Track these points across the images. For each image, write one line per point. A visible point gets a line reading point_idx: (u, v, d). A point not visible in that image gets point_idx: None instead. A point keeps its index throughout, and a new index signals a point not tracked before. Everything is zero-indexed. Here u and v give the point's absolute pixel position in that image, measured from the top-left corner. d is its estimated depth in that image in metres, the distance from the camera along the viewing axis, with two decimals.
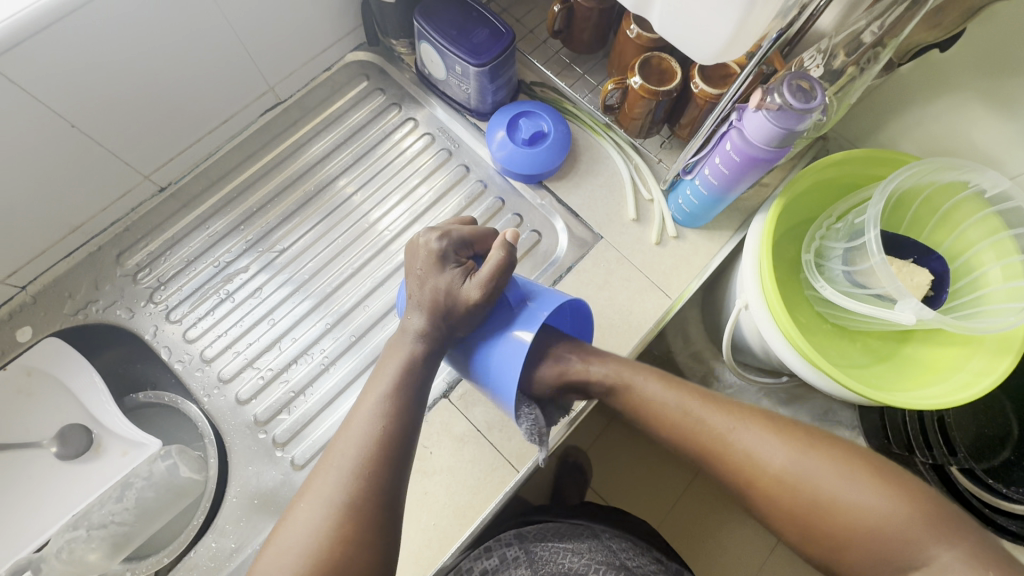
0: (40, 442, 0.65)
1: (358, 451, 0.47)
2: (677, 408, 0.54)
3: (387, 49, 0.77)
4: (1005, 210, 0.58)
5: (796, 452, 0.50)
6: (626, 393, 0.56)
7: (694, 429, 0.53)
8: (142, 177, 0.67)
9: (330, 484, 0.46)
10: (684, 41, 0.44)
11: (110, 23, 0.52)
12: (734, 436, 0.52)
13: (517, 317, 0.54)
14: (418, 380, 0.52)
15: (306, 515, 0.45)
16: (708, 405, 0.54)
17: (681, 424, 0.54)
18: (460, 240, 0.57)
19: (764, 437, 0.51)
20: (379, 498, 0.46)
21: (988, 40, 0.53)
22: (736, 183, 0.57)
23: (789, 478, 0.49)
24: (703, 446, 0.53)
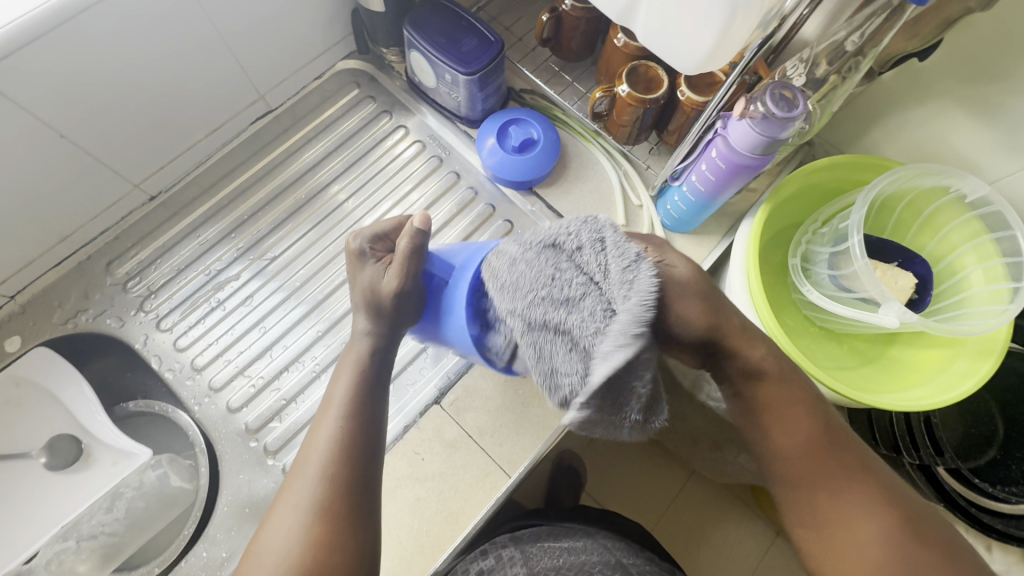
0: (28, 452, 0.65)
1: (325, 454, 0.47)
2: (816, 442, 0.51)
3: (378, 57, 0.78)
4: (985, 214, 0.58)
5: (898, 530, 0.48)
6: (771, 399, 0.52)
7: (812, 469, 0.51)
8: (132, 186, 0.67)
9: (302, 487, 0.46)
10: (668, 52, 0.45)
11: (97, 35, 0.52)
12: (848, 492, 0.50)
13: (445, 290, 0.52)
14: (375, 374, 0.53)
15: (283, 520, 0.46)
16: (839, 453, 0.51)
17: (802, 459, 0.51)
18: (375, 236, 0.56)
19: (874, 506, 0.49)
20: (351, 498, 0.46)
21: (965, 50, 0.54)
22: (722, 189, 0.58)
23: (879, 550, 0.48)
24: (812, 485, 0.51)
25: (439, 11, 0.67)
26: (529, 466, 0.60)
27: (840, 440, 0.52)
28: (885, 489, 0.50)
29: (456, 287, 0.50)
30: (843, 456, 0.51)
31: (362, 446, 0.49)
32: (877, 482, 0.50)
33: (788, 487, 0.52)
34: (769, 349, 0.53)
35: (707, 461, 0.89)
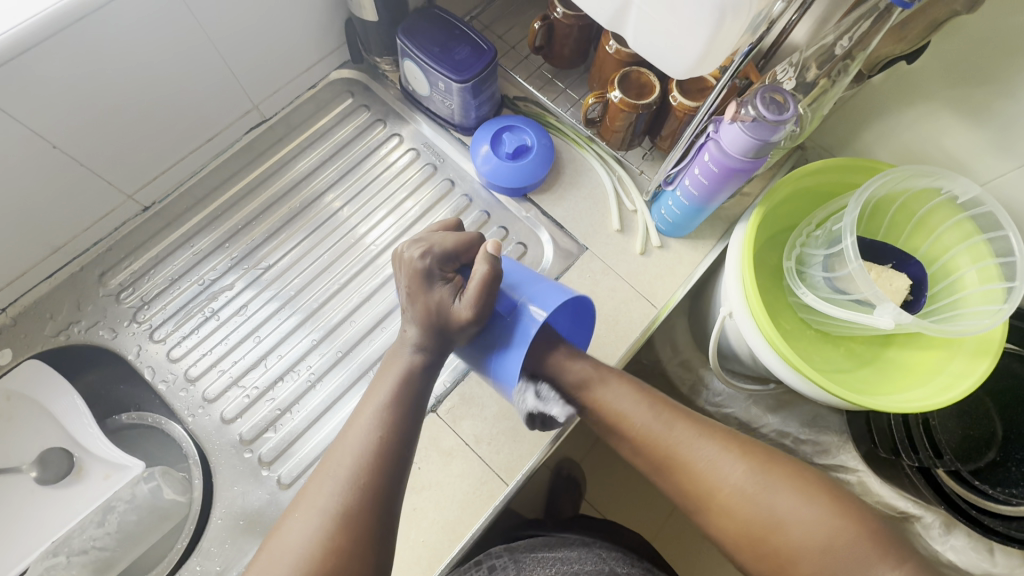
0: (19, 467, 0.64)
1: (359, 453, 0.47)
2: (646, 416, 0.55)
3: (371, 67, 0.78)
4: (977, 215, 0.59)
5: (754, 468, 0.51)
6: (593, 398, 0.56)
7: (665, 441, 0.53)
8: (125, 196, 0.67)
9: (331, 485, 0.46)
10: (658, 57, 0.45)
11: (89, 47, 0.52)
12: (701, 453, 0.52)
13: (511, 324, 0.53)
14: (418, 387, 0.52)
15: (306, 516, 0.45)
16: (676, 420, 0.54)
17: (654, 437, 0.54)
18: (444, 254, 0.55)
19: (726, 453, 0.52)
20: (378, 502, 0.46)
21: (952, 53, 0.54)
22: (715, 193, 0.58)
23: (746, 493, 0.50)
24: (666, 458, 0.53)
25: (433, 20, 0.67)
26: (526, 474, 0.59)
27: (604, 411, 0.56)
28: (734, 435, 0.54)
29: (526, 320, 0.52)
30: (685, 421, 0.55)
31: (396, 452, 0.49)
32: (724, 433, 0.54)
33: (650, 463, 0.55)
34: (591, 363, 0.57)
35: None
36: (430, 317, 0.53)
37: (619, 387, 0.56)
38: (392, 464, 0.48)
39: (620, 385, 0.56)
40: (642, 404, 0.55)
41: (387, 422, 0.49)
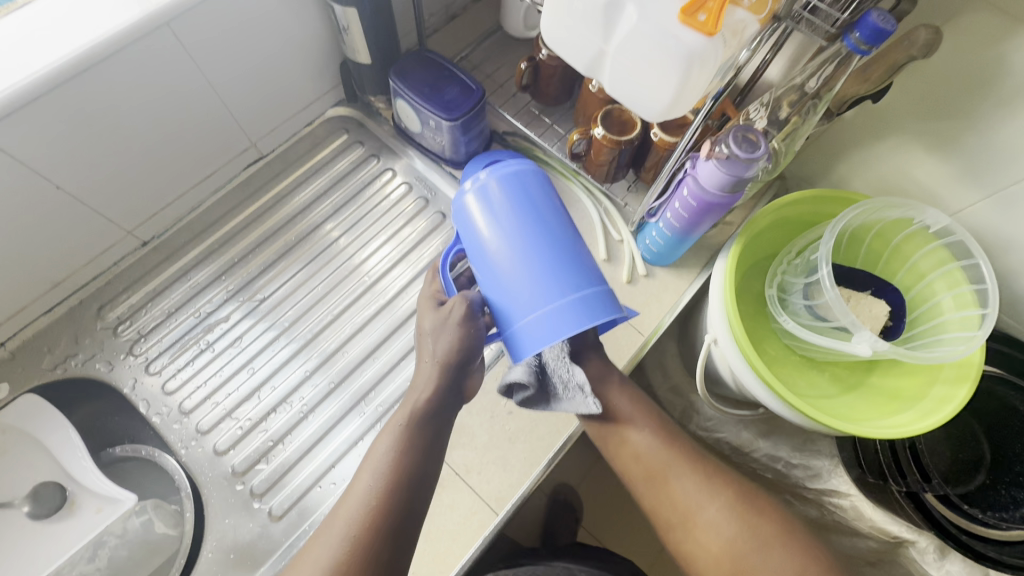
0: (11, 502, 0.64)
1: (379, 476, 0.48)
2: (651, 441, 0.56)
3: (365, 104, 0.81)
4: (950, 243, 0.61)
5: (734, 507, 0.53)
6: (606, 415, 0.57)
7: (659, 463, 0.56)
8: (125, 232, 0.69)
9: (354, 505, 0.47)
10: (633, 100, 0.47)
11: (93, 94, 0.54)
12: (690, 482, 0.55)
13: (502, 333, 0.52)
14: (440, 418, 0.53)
15: (328, 538, 0.45)
16: (677, 448, 0.56)
17: (650, 458, 0.56)
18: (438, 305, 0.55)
19: (712, 488, 0.54)
20: (399, 518, 0.47)
21: (916, 91, 0.57)
22: (696, 225, 0.60)
23: (720, 528, 0.52)
24: (656, 478, 0.55)
25: (424, 62, 0.70)
26: (516, 503, 0.59)
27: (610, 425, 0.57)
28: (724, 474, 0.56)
29: (512, 342, 0.51)
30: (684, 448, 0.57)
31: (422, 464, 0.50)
32: (715, 468, 0.56)
33: (643, 486, 0.56)
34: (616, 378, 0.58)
35: None
36: (436, 332, 0.53)
37: (632, 408, 0.57)
38: (409, 483, 0.49)
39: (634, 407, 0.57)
40: (650, 426, 0.57)
41: (404, 447, 0.50)
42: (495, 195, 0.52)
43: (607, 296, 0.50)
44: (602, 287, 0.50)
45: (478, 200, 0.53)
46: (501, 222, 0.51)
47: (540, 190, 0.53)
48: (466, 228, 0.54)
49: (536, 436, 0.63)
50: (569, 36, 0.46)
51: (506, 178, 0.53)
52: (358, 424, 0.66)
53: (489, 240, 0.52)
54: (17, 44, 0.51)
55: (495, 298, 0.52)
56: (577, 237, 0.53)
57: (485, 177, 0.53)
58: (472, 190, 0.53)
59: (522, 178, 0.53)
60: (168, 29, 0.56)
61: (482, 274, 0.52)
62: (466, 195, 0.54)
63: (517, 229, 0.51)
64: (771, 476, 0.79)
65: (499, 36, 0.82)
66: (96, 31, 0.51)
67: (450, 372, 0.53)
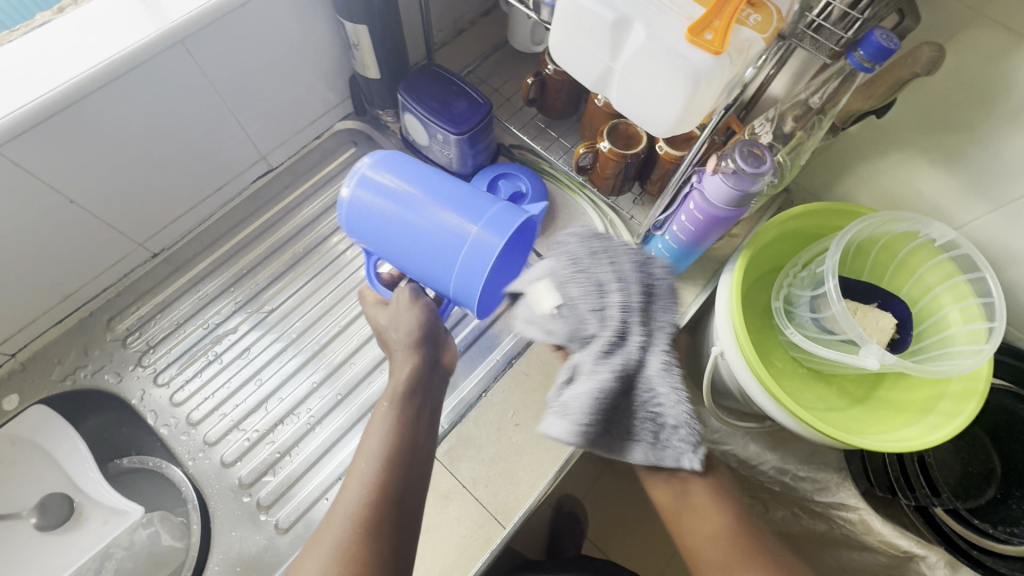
0: (18, 513, 0.64)
1: (377, 455, 0.47)
2: (726, 528, 0.50)
3: (373, 118, 0.82)
4: (956, 256, 0.61)
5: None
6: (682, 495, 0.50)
7: (736, 560, 0.48)
8: (136, 244, 0.69)
9: (359, 483, 0.45)
10: (639, 117, 0.47)
11: (108, 109, 0.55)
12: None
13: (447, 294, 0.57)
14: (426, 392, 0.55)
15: (339, 514, 0.43)
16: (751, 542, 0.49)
17: (728, 549, 0.49)
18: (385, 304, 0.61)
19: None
20: (404, 488, 0.46)
21: (921, 106, 0.57)
22: (702, 238, 0.61)
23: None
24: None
25: (432, 77, 0.71)
26: (524, 515, 0.59)
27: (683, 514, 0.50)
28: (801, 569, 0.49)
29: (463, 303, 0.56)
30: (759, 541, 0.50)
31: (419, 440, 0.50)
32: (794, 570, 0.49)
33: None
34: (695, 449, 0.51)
35: None
36: (395, 323, 0.59)
37: (706, 495, 0.50)
38: (408, 455, 0.48)
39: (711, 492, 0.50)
40: (729, 512, 0.50)
41: (398, 424, 0.50)
42: (378, 189, 0.55)
43: (505, 210, 0.55)
44: (497, 207, 0.55)
45: (366, 205, 0.56)
46: (390, 209, 0.55)
47: (414, 164, 0.57)
48: (371, 232, 0.57)
49: (543, 448, 0.63)
50: (577, 53, 0.47)
51: (382, 170, 0.56)
52: None
53: (390, 225, 0.55)
54: (35, 61, 0.52)
55: (422, 268, 0.56)
56: (459, 182, 0.57)
57: (361, 183, 0.56)
58: (356, 197, 0.56)
59: (396, 164, 0.56)
60: (182, 47, 0.57)
61: (404, 255, 0.56)
62: (353, 204, 0.56)
63: (413, 201, 0.55)
64: (778, 489, 0.78)
65: (506, 50, 0.83)
66: (113, 49, 0.52)
67: (420, 348, 0.57)
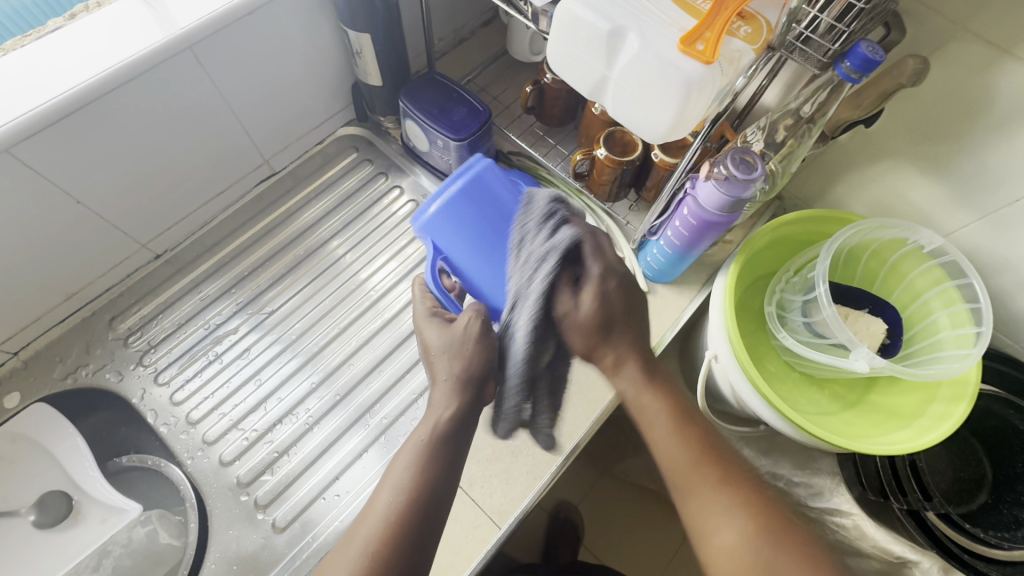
0: (18, 510, 0.64)
1: (400, 491, 0.47)
2: (679, 438, 0.51)
3: (375, 125, 0.84)
4: (945, 263, 0.62)
5: (753, 530, 0.46)
6: (641, 413, 0.54)
7: (691, 473, 0.50)
8: (139, 245, 0.70)
9: (376, 515, 0.45)
10: (634, 122, 0.48)
11: (116, 112, 0.57)
12: (708, 487, 0.49)
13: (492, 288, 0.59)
14: (459, 434, 0.51)
15: (354, 547, 0.44)
16: (702, 457, 0.50)
17: (681, 461, 0.51)
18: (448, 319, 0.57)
19: (730, 495, 0.48)
20: (421, 531, 0.45)
21: (909, 116, 0.59)
22: (696, 243, 0.62)
23: (738, 554, 0.45)
24: (680, 486, 0.50)
25: (433, 84, 0.73)
26: (519, 516, 0.60)
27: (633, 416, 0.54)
28: (747, 484, 0.49)
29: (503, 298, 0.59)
30: (705, 449, 0.51)
31: (443, 477, 0.48)
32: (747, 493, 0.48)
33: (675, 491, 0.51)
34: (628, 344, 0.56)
35: None
36: (448, 350, 0.55)
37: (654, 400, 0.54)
38: (431, 500, 0.47)
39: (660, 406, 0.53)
40: (677, 426, 0.52)
41: (427, 467, 0.48)
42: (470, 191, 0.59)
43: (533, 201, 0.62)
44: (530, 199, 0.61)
45: (455, 205, 0.59)
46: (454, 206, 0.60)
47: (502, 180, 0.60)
48: (447, 228, 0.59)
49: (539, 450, 0.63)
50: (573, 63, 0.49)
51: (477, 179, 0.59)
52: (362, 437, 0.67)
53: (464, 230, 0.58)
54: (48, 65, 0.53)
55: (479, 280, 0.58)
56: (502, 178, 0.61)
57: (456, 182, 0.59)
58: (450, 195, 0.59)
59: (485, 178, 0.60)
60: (190, 53, 0.58)
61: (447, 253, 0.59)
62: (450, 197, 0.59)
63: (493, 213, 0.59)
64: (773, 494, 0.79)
65: (506, 60, 0.85)
66: (124, 54, 0.54)
67: (467, 393, 0.53)
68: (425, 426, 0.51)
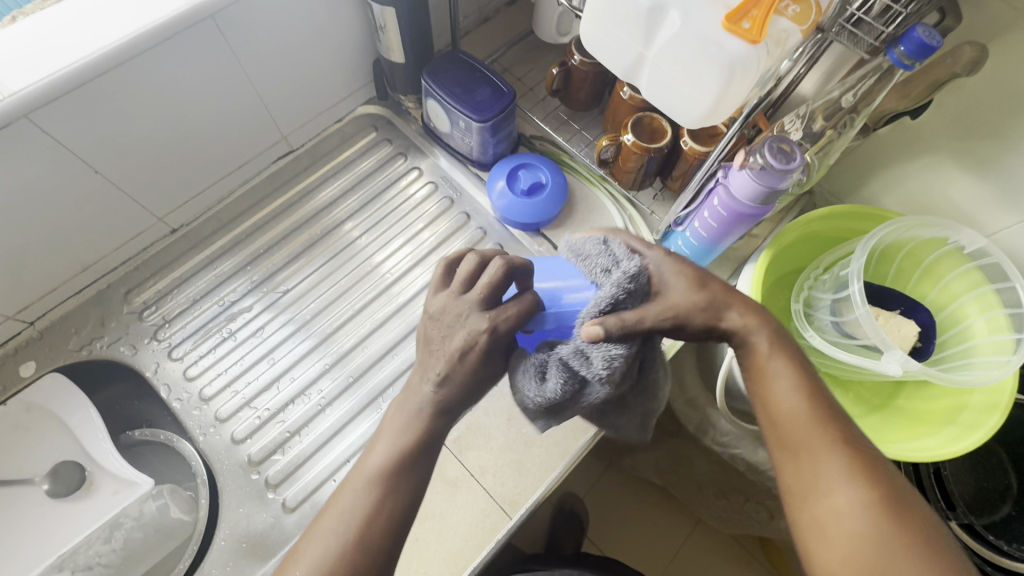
0: (31, 479, 0.65)
1: (374, 487, 0.44)
2: (797, 395, 0.45)
3: (395, 104, 0.82)
4: (985, 265, 0.59)
5: (874, 504, 0.41)
6: (758, 360, 0.46)
7: (802, 432, 0.44)
8: (156, 219, 0.70)
9: (341, 517, 0.43)
10: (671, 107, 0.47)
11: (133, 82, 0.55)
12: (826, 447, 0.43)
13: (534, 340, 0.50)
14: (435, 435, 0.46)
15: (322, 543, 0.43)
16: (829, 422, 0.44)
17: (794, 418, 0.44)
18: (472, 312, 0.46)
19: (846, 457, 0.42)
20: (393, 533, 0.44)
21: (957, 109, 0.56)
22: (724, 235, 0.59)
23: (851, 520, 0.40)
24: (791, 444, 0.44)
25: (456, 63, 0.71)
26: (530, 507, 0.59)
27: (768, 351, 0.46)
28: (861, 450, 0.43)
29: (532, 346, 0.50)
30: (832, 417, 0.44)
31: (414, 469, 0.45)
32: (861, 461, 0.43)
33: (774, 442, 0.45)
34: (718, 286, 0.47)
35: (715, 509, 0.90)
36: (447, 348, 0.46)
37: (782, 359, 0.46)
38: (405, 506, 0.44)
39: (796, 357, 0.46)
40: (795, 376, 0.45)
41: (402, 468, 0.45)
42: None
43: None
44: None
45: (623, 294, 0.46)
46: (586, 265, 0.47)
47: None
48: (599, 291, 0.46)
49: (552, 442, 0.62)
50: (609, 40, 0.46)
51: None
52: (374, 421, 0.66)
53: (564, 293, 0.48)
54: (69, 29, 0.52)
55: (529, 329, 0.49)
56: None
57: None
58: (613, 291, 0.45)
59: None
60: (211, 22, 0.57)
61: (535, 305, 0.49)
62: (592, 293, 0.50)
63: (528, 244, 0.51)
64: None
65: (530, 41, 0.83)
66: (144, 20, 0.53)
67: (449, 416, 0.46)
68: (406, 428, 0.46)
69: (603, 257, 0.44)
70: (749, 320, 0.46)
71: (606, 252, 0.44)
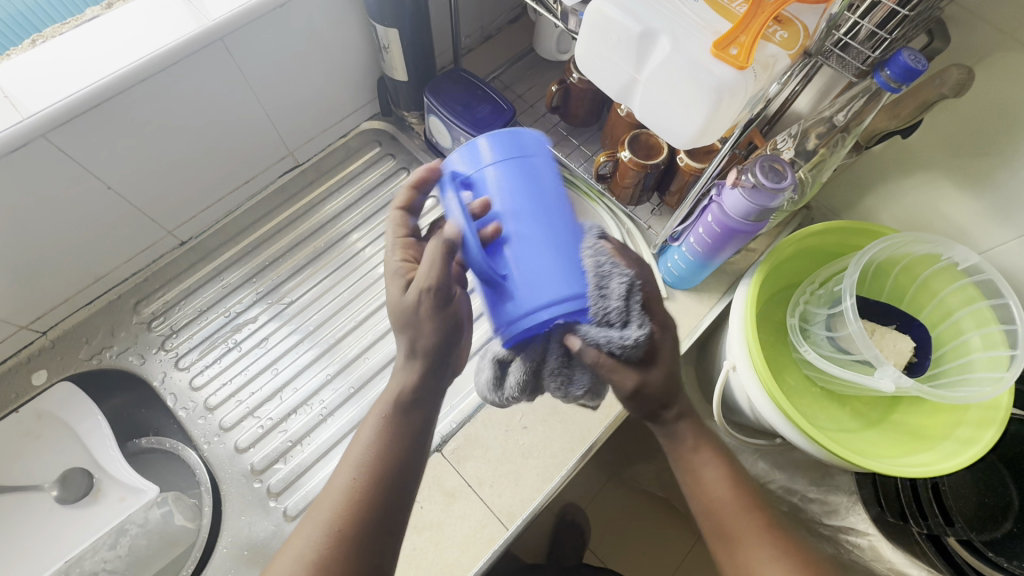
0: (41, 485, 0.67)
1: (359, 469, 0.44)
2: (724, 489, 0.50)
3: (398, 119, 0.84)
4: (980, 281, 0.60)
5: None
6: (688, 459, 0.50)
7: (733, 525, 0.49)
8: (166, 232, 0.72)
9: (328, 500, 0.44)
10: (663, 128, 0.48)
11: (144, 102, 0.57)
12: (756, 536, 0.48)
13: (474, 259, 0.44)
14: (419, 414, 0.47)
15: (309, 529, 0.43)
16: (755, 512, 0.49)
17: (725, 512, 0.49)
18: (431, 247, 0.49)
19: (773, 545, 0.48)
20: (383, 513, 0.44)
21: (949, 127, 0.57)
22: (719, 250, 0.60)
23: None
24: (727, 537, 0.49)
25: (458, 81, 0.73)
26: (527, 518, 0.59)
27: (691, 451, 0.50)
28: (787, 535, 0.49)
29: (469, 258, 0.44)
30: (759, 504, 0.50)
31: (402, 452, 0.46)
32: (787, 545, 0.48)
33: (712, 537, 0.50)
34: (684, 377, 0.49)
35: None
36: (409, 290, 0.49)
37: (707, 454, 0.50)
38: (391, 484, 0.44)
39: (718, 450, 0.51)
40: (720, 470, 0.50)
41: (387, 449, 0.45)
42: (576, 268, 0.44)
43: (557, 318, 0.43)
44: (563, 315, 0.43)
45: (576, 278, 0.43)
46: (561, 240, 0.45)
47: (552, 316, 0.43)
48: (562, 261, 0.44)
49: (549, 453, 0.63)
50: (601, 63, 0.48)
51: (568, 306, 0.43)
52: None
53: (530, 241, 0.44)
54: (85, 52, 0.54)
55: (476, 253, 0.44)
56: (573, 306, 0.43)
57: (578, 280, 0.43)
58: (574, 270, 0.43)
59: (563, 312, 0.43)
60: (221, 44, 0.59)
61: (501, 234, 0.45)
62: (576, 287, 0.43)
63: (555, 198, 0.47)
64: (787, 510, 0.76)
65: (531, 58, 0.85)
66: (157, 43, 0.55)
67: (432, 384, 0.48)
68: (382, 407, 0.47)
69: (622, 309, 0.42)
70: (685, 412, 0.50)
71: (625, 308, 0.43)
